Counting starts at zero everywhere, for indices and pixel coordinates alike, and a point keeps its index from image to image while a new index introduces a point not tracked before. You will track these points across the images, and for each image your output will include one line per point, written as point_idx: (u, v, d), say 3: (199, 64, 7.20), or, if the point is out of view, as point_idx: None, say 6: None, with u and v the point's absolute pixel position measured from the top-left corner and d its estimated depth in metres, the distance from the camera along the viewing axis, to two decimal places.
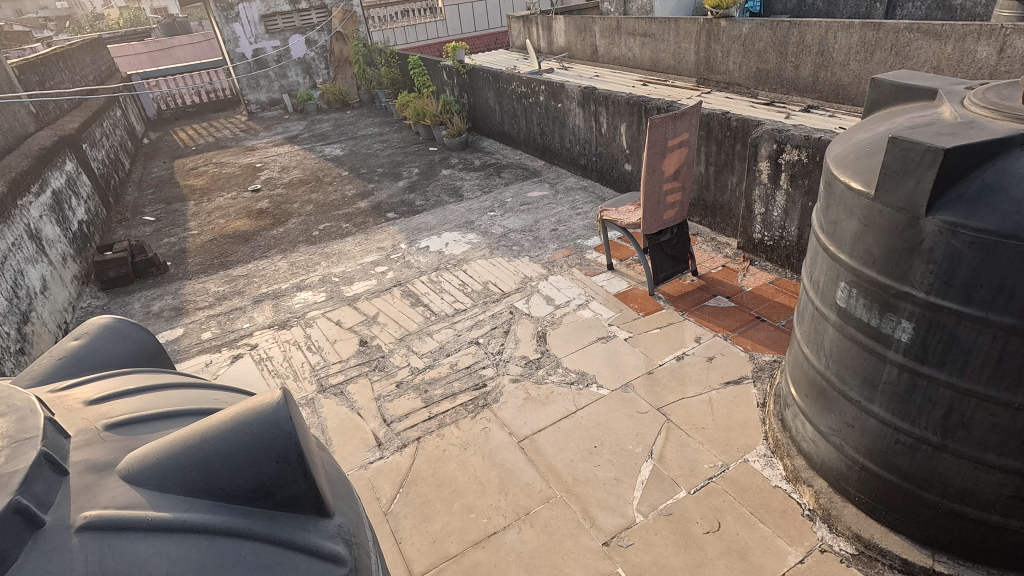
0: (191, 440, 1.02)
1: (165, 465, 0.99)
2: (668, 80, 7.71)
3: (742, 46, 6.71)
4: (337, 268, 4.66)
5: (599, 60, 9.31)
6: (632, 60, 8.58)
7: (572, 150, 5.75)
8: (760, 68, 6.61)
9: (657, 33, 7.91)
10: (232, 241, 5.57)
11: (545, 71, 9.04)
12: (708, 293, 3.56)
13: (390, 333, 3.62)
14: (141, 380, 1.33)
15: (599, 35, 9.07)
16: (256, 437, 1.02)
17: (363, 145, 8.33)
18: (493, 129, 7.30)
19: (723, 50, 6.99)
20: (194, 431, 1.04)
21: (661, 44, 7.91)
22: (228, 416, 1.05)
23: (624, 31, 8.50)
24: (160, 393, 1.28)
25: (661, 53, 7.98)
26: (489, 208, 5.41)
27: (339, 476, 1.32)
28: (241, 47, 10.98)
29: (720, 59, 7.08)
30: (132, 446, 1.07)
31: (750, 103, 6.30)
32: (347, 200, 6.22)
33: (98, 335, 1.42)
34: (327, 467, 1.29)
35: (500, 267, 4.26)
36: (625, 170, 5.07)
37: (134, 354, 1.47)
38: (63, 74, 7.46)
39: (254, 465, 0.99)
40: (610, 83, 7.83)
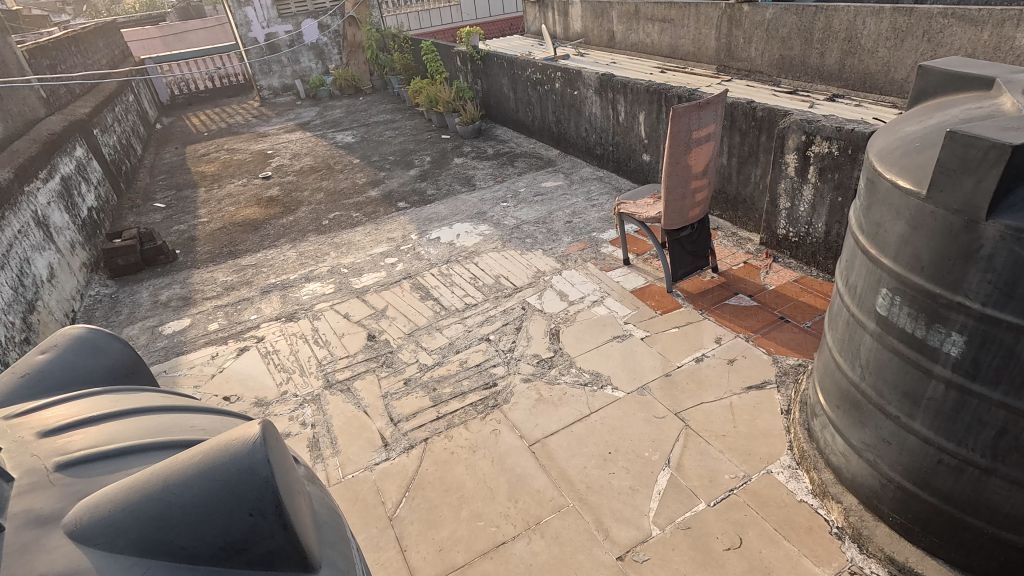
0: (150, 490, 0.90)
1: (117, 521, 0.87)
2: (687, 68, 7.47)
3: (765, 32, 6.47)
4: (346, 259, 4.57)
5: (616, 46, 9.07)
6: (650, 46, 8.34)
7: (588, 139, 5.59)
8: (784, 55, 6.36)
9: (677, 18, 7.66)
10: (241, 229, 5.51)
11: (561, 57, 8.84)
12: (728, 291, 3.42)
13: (399, 328, 3.53)
14: (109, 403, 1.23)
15: (617, 20, 8.82)
16: (225, 486, 0.91)
17: (375, 132, 8.22)
18: (507, 117, 7.15)
19: (745, 36, 6.74)
20: (153, 477, 0.92)
21: (681, 30, 7.67)
22: (194, 459, 0.94)
23: (642, 16, 8.26)
24: (128, 419, 1.17)
25: (680, 39, 7.74)
26: (501, 199, 5.29)
27: (331, 511, 1.20)
28: (254, 32, 10.87)
29: (741, 45, 6.83)
30: (85, 491, 0.95)
31: (773, 91, 6.08)
32: (358, 188, 6.13)
33: (66, 349, 1.33)
34: (316, 502, 1.17)
35: (512, 260, 4.14)
36: (643, 161, 4.91)
37: (107, 370, 1.37)
38: (76, 58, 7.41)
39: (215, 527, 0.89)
40: (627, 70, 7.62)
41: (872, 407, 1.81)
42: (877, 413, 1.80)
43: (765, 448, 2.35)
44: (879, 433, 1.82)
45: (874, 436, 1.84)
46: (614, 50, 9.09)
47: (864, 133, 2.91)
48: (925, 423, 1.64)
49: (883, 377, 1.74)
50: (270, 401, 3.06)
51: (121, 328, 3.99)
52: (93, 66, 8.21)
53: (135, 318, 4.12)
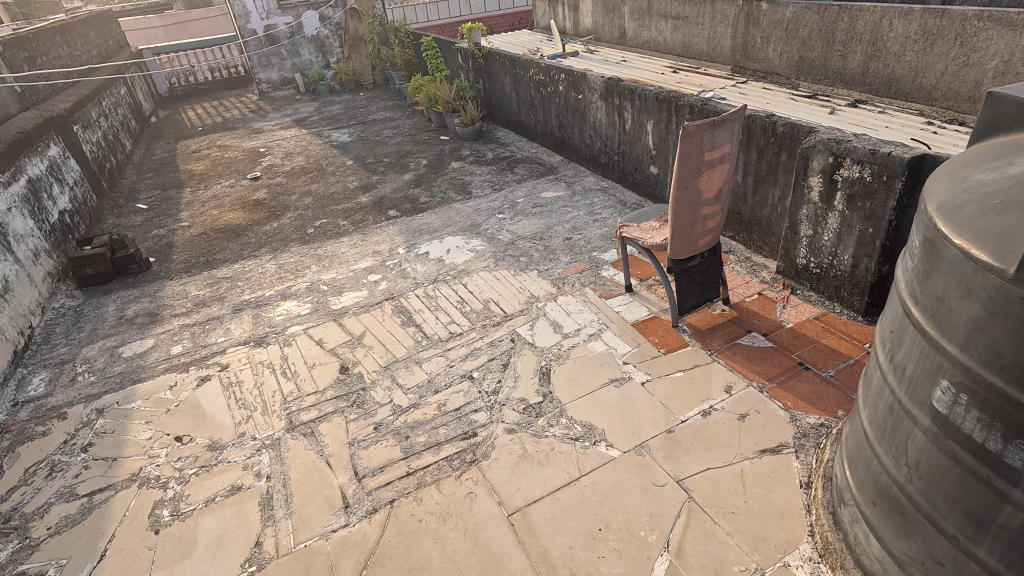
0: None
1: None
2: (701, 68, 7.06)
3: (785, 32, 6.05)
4: (327, 274, 4.25)
5: (627, 43, 8.65)
6: (662, 45, 7.93)
7: (592, 146, 5.23)
8: (804, 57, 5.94)
9: (691, 16, 7.24)
10: (222, 236, 5.20)
11: (569, 55, 8.48)
12: (741, 328, 3.07)
13: (375, 359, 3.21)
14: None
15: (629, 16, 8.41)
16: None
17: (372, 131, 7.88)
18: (509, 118, 6.79)
19: (762, 36, 6.32)
20: None
21: (695, 28, 7.25)
22: None
23: (655, 13, 7.87)
24: None
25: (694, 37, 7.32)
26: (497, 209, 4.95)
27: None
28: (252, 23, 10.48)
29: (758, 46, 6.42)
30: None
31: (790, 95, 5.69)
32: (349, 193, 5.81)
33: None
34: None
35: (504, 282, 3.80)
36: (650, 173, 4.54)
37: None
38: (62, 49, 7.13)
39: None
40: (636, 70, 7.23)
41: (920, 517, 1.46)
42: (925, 526, 1.46)
43: (782, 532, 2.01)
44: (927, 548, 1.47)
45: (921, 551, 1.49)
46: (626, 47, 8.67)
47: (903, 158, 2.53)
48: (993, 552, 1.29)
49: (937, 485, 1.39)
50: (226, 443, 2.75)
51: (80, 347, 3.70)
52: (82, 58, 7.92)
53: (96, 336, 3.83)
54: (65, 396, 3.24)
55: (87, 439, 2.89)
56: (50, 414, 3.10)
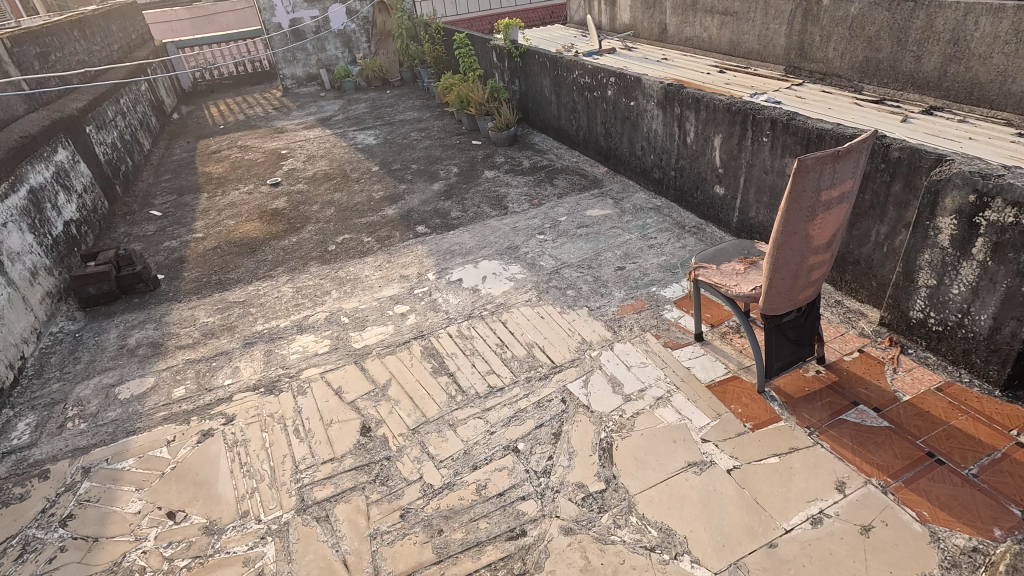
0: None
1: None
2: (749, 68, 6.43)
3: (849, 30, 5.38)
4: (348, 302, 3.81)
5: (668, 41, 8.02)
6: (707, 43, 7.29)
7: (644, 159, 4.69)
8: (869, 57, 5.27)
9: (740, 12, 6.59)
10: (237, 250, 4.80)
11: (607, 52, 7.91)
12: (846, 397, 2.52)
13: (401, 418, 2.74)
14: None
15: (671, 11, 7.78)
16: None
17: (399, 133, 7.43)
18: (546, 123, 6.27)
19: (822, 34, 5.65)
20: None
21: (744, 25, 6.59)
22: None
23: (700, 7, 7.23)
24: None
25: (742, 35, 6.66)
26: (537, 229, 4.45)
27: None
28: (278, 17, 10.13)
29: (817, 44, 5.74)
30: None
31: (854, 99, 5.08)
32: (374, 204, 5.37)
33: None
34: None
35: (550, 322, 3.30)
36: (714, 194, 3.99)
37: None
38: (80, 44, 6.80)
39: None
40: (678, 71, 6.62)
41: None
42: None
43: None
44: None
45: None
46: (666, 45, 8.04)
47: None
48: None
49: None
50: (224, 526, 2.32)
51: (75, 384, 3.31)
52: (102, 52, 7.61)
53: (93, 369, 3.43)
54: (49, 449, 2.83)
55: (67, 509, 2.48)
56: (31, 472, 2.70)
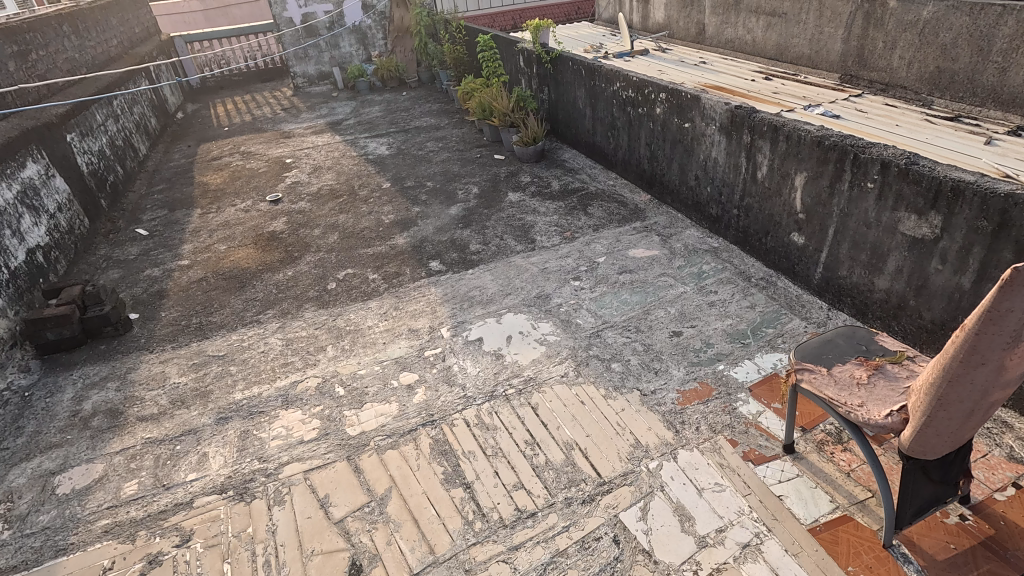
0: None
1: None
2: (800, 76, 5.66)
3: (918, 36, 4.58)
4: (346, 365, 3.18)
5: (706, 43, 7.21)
6: (750, 47, 6.46)
7: (699, 190, 3.99)
8: (942, 68, 4.47)
9: (790, 12, 5.77)
10: (224, 284, 4.19)
11: (638, 54, 7.17)
12: (1011, 567, 1.83)
13: (403, 554, 2.11)
14: None
15: (710, 10, 6.97)
16: None
17: (414, 143, 6.79)
18: (579, 137, 5.58)
19: (886, 40, 4.85)
20: None
21: (794, 28, 5.76)
22: None
23: (743, 6, 6.42)
24: None
25: (790, 38, 5.83)
26: (571, 272, 3.79)
27: None
28: (290, 11, 9.54)
29: (878, 51, 4.94)
30: None
31: (926, 117, 4.32)
32: (382, 230, 4.74)
33: None
34: None
35: (593, 411, 2.63)
36: (790, 242, 3.29)
37: None
38: (70, 40, 6.24)
39: None
40: (717, 78, 5.87)
41: None
42: None
43: None
44: None
45: None
46: (703, 47, 7.23)
47: None
48: None
49: None
50: None
51: (8, 469, 2.72)
52: (97, 48, 7.06)
53: (35, 446, 2.84)
54: None
55: None
56: None
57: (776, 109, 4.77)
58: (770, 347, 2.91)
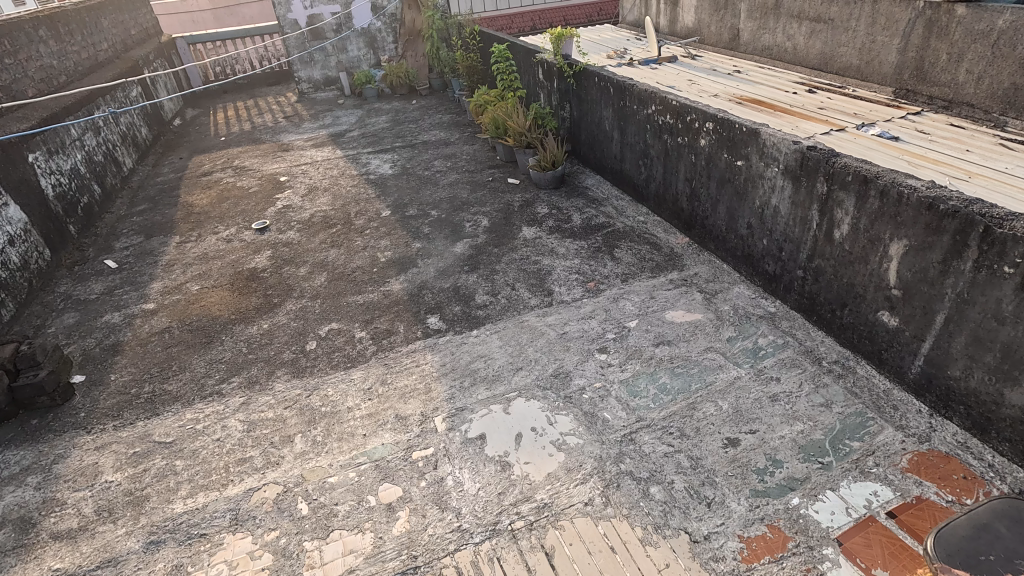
0: None
1: None
2: (847, 88, 4.90)
3: (992, 48, 3.82)
4: (315, 467, 2.56)
5: (740, 49, 6.43)
6: (790, 55, 5.67)
7: (752, 241, 3.31)
8: (1020, 85, 3.71)
9: (837, 17, 5.00)
10: (189, 338, 3.60)
11: (665, 61, 6.44)
12: None
13: None
14: None
15: (745, 14, 6.22)
16: None
17: (421, 161, 6.16)
18: (604, 161, 4.92)
19: (951, 52, 4.09)
20: None
21: (841, 35, 4.99)
22: None
23: (783, 11, 5.67)
24: None
25: (837, 47, 5.07)
26: (595, 341, 3.13)
27: None
28: (294, 13, 8.95)
29: (941, 63, 4.18)
30: None
31: (1000, 143, 3.58)
32: (376, 272, 4.12)
33: None
34: None
35: (629, 568, 1.98)
36: (876, 321, 2.61)
37: None
38: (47, 45, 5.71)
39: None
40: (753, 90, 5.14)
41: None
42: None
43: None
44: None
45: None
46: (737, 54, 6.46)
47: None
48: None
49: None
50: None
51: None
52: (82, 53, 6.55)
53: None
54: None
55: None
56: None
57: (824, 128, 4.07)
58: (858, 471, 2.22)
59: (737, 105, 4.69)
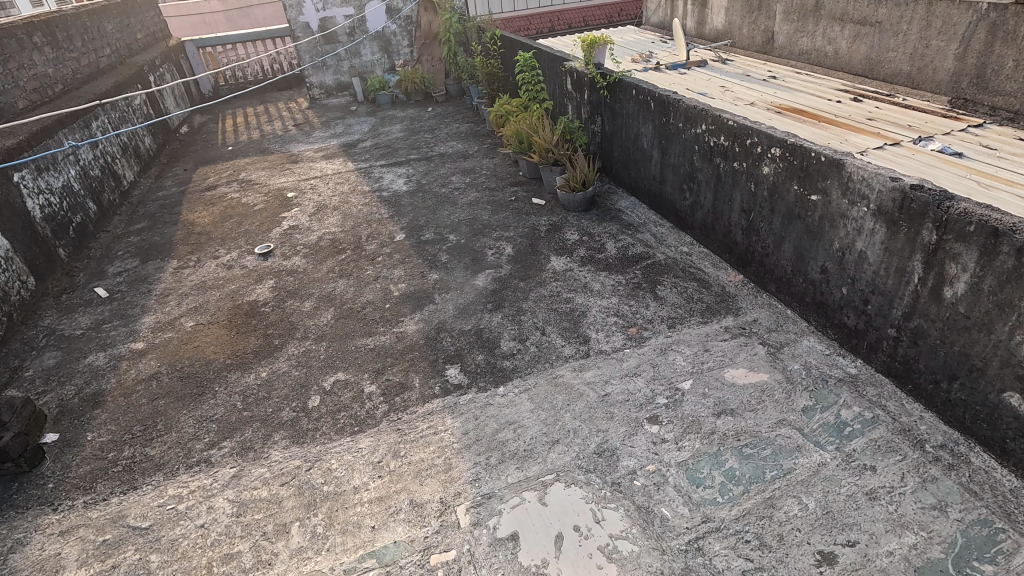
0: None
1: None
2: (896, 97, 4.37)
3: None
4: (313, 570, 2.14)
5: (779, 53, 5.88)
6: (830, 61, 5.08)
7: (827, 288, 2.83)
8: None
9: (886, 19, 4.45)
10: (178, 387, 3.19)
11: (694, 65, 5.93)
12: None
13: None
14: None
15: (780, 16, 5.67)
16: None
17: (437, 176, 5.73)
18: (640, 181, 4.45)
19: (1020, 60, 3.56)
20: None
21: (890, 39, 4.45)
22: None
23: (819, 14, 5.12)
24: None
25: (885, 52, 4.52)
26: (644, 407, 2.67)
27: None
28: (306, 15, 8.59)
29: (1008, 71, 3.64)
30: None
31: None
32: (389, 308, 3.70)
33: None
34: None
35: None
36: (1001, 403, 2.12)
37: None
38: (41, 52, 5.38)
39: None
40: (792, 97, 4.61)
41: None
42: None
43: None
44: None
45: None
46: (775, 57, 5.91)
47: None
48: None
49: None
50: None
51: None
52: (82, 60, 6.22)
53: None
54: None
55: None
56: None
57: (878, 142, 3.57)
58: None
59: (776, 114, 4.18)
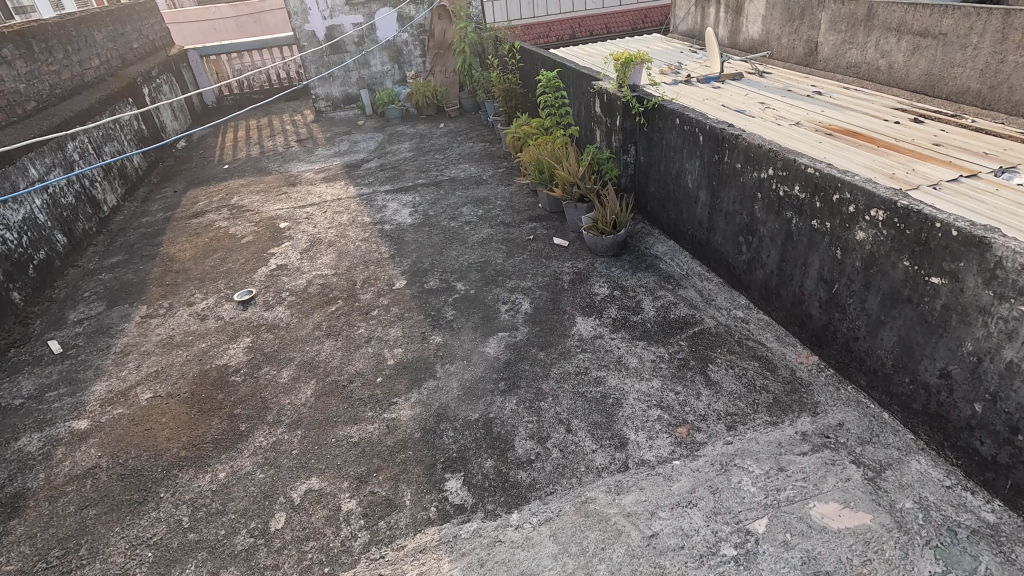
0: None
1: None
2: (962, 117, 3.61)
3: None
4: None
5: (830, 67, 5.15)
6: (883, 76, 4.31)
7: (952, 400, 2.13)
8: None
9: (951, 31, 3.73)
10: (115, 492, 2.58)
11: (728, 79, 5.18)
12: None
13: None
14: None
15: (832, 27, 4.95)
16: None
17: (447, 206, 5.10)
18: (681, 225, 3.78)
19: None
20: None
21: (955, 54, 3.73)
22: None
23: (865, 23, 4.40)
24: None
25: (949, 68, 3.80)
26: (705, 563, 1.99)
27: None
28: (312, 23, 8.04)
29: None
30: None
31: None
32: (381, 383, 3.06)
33: None
34: None
35: None
36: None
37: None
38: (11, 66, 4.87)
39: None
40: (841, 117, 3.86)
41: None
42: None
43: None
44: None
45: None
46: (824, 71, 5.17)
47: None
48: None
49: None
50: None
51: None
52: (64, 73, 5.70)
53: None
54: None
55: None
56: None
57: (950, 172, 2.80)
58: None
59: (825, 138, 3.43)
